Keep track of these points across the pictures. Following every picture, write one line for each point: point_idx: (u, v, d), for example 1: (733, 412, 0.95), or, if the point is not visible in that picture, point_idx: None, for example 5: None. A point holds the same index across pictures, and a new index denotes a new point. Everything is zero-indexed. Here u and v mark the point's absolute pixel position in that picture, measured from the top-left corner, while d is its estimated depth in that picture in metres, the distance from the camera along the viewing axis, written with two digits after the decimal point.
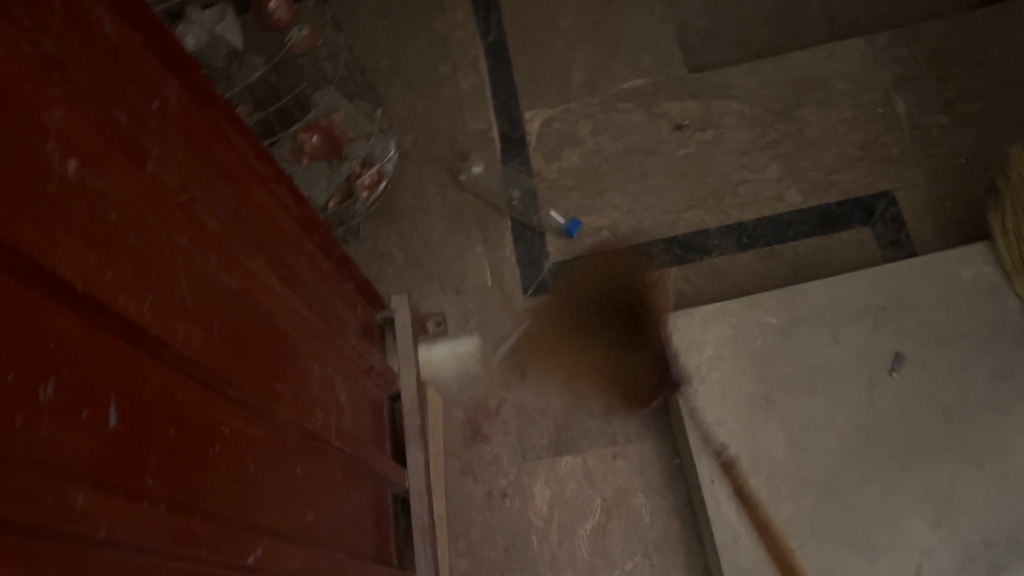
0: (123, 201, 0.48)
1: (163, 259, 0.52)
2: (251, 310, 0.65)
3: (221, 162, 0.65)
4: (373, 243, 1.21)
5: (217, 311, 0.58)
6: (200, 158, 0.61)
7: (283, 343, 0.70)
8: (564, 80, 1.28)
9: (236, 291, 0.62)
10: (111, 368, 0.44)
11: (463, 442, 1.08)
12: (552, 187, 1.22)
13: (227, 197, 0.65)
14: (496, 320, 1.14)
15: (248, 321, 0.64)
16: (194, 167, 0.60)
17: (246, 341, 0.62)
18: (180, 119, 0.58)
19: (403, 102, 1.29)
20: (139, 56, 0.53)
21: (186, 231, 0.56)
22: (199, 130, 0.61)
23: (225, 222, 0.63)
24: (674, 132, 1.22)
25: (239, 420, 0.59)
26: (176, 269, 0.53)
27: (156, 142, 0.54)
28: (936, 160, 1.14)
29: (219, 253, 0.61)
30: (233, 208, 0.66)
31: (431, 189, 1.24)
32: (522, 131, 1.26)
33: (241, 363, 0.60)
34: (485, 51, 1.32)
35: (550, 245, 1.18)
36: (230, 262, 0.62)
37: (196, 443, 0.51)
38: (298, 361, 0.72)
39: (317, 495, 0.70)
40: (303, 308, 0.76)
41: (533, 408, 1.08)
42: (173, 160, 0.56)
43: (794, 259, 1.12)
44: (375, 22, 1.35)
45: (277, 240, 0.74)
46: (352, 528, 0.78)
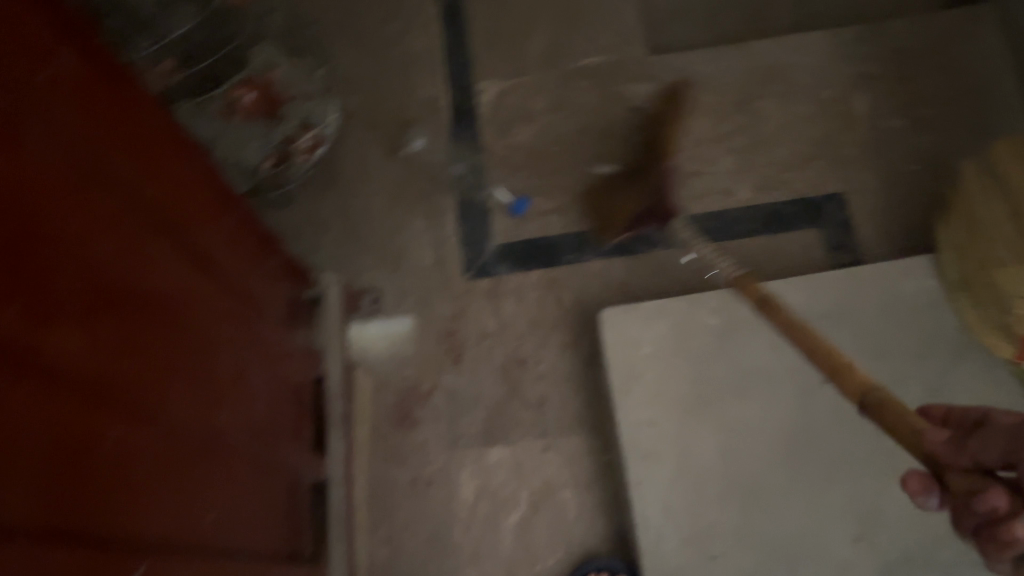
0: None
1: (43, 248, 0.46)
2: (153, 295, 0.59)
3: (130, 135, 0.58)
4: (310, 210, 1.15)
5: (108, 301, 0.53)
6: (102, 126, 0.55)
7: (191, 333, 0.65)
8: (521, 50, 1.23)
9: (135, 276, 0.57)
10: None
11: (391, 426, 1.04)
12: (500, 165, 1.17)
13: (136, 174, 0.59)
14: (433, 300, 1.11)
15: (150, 311, 0.58)
16: (94, 136, 0.54)
17: (142, 330, 0.57)
18: (80, 90, 0.52)
19: (350, 60, 1.22)
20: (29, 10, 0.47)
21: (75, 213, 0.50)
22: (104, 100, 0.55)
23: (126, 199, 0.57)
24: (630, 115, 1.18)
25: (131, 422, 0.54)
26: (59, 257, 0.48)
27: (44, 109, 0.48)
28: (891, 164, 1.12)
29: (116, 234, 0.55)
30: (143, 185, 0.60)
31: (373, 157, 1.18)
32: (472, 102, 1.20)
33: (130, 358, 0.55)
34: (440, 12, 1.25)
35: (495, 225, 1.14)
36: (128, 243, 0.57)
37: (66, 457, 0.46)
38: (207, 350, 0.67)
39: (219, 495, 0.66)
40: (216, 292, 0.71)
41: (465, 394, 1.05)
42: (65, 131, 0.50)
43: (740, 256, 1.09)
44: None
45: (193, 216, 0.68)
46: (258, 525, 0.74)
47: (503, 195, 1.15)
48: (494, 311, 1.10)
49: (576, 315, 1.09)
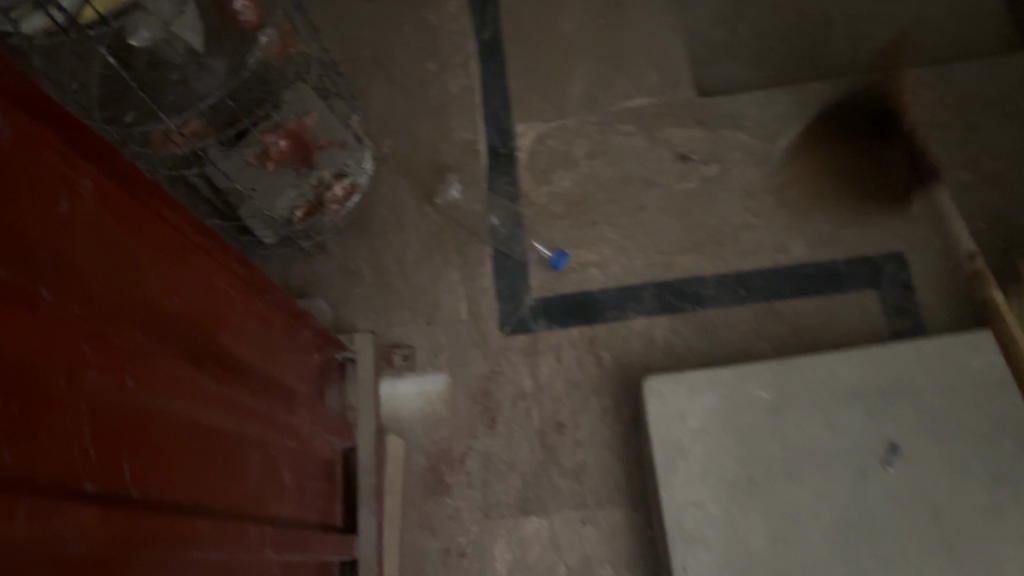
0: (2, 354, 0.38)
1: (55, 410, 0.42)
2: (178, 424, 0.55)
3: (156, 247, 0.55)
4: (341, 259, 1.12)
5: (126, 449, 0.48)
6: (121, 254, 0.50)
7: (221, 444, 0.61)
8: (562, 91, 1.18)
9: (159, 409, 0.52)
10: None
11: (423, 492, 1.01)
12: (540, 214, 1.12)
13: (164, 287, 0.55)
14: (468, 357, 1.06)
15: (179, 435, 0.55)
16: (112, 267, 0.49)
17: (165, 468, 0.52)
18: (100, 214, 0.49)
19: (384, 100, 1.18)
20: (34, 147, 0.43)
21: (96, 359, 0.46)
22: (127, 217, 0.51)
23: (154, 319, 0.53)
24: (677, 162, 1.13)
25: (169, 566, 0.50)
26: (73, 416, 0.43)
27: (57, 252, 0.44)
28: (956, 222, 1.06)
29: (146, 369, 0.51)
30: (171, 296, 0.56)
31: (409, 203, 1.14)
32: (512, 145, 1.16)
33: (159, 504, 0.50)
34: (478, 50, 1.21)
35: (532, 277, 1.09)
36: (158, 373, 0.52)
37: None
38: (237, 457, 0.64)
39: None
40: (254, 389, 0.67)
41: (501, 460, 1.01)
42: (82, 269, 0.46)
43: (792, 319, 1.04)
44: (361, 5, 1.24)
45: (218, 321, 0.64)
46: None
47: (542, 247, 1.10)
48: (531, 371, 1.05)
49: (616, 378, 1.04)
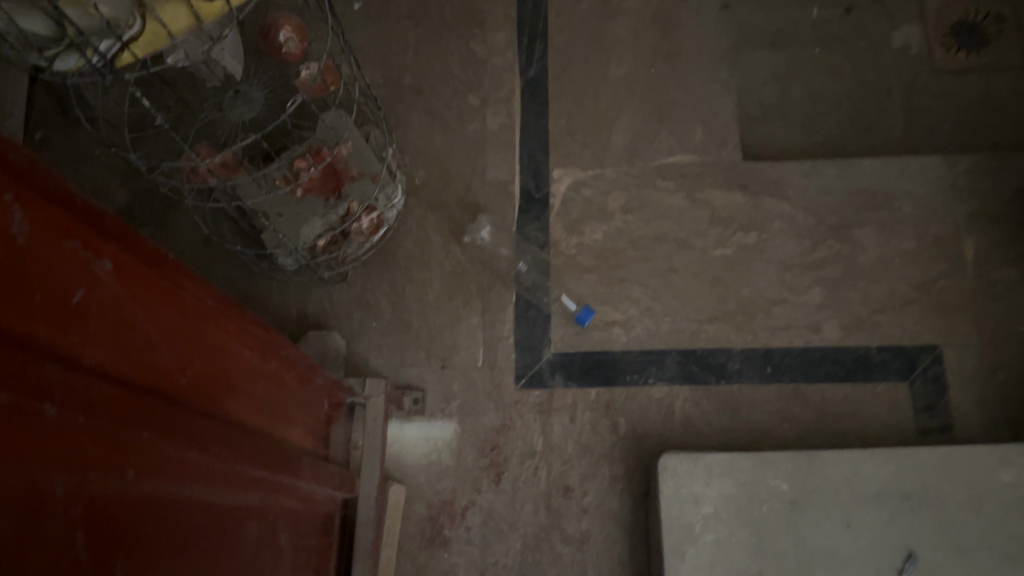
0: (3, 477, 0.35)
1: (56, 523, 0.38)
2: (177, 513, 0.52)
3: (170, 320, 0.52)
4: (360, 290, 1.09)
5: (124, 548, 0.45)
6: (132, 336, 0.48)
7: (219, 517, 0.58)
8: (603, 139, 1.15)
9: (164, 496, 0.50)
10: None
11: (421, 542, 0.99)
12: (568, 265, 1.09)
13: (175, 362, 0.53)
14: (480, 407, 1.04)
15: (178, 517, 0.52)
16: (124, 349, 0.47)
17: (160, 558, 0.49)
18: (116, 296, 0.46)
19: (421, 130, 1.16)
20: (52, 236, 0.40)
21: (103, 454, 0.43)
22: (144, 294, 0.49)
23: (165, 396, 0.51)
24: (714, 226, 1.09)
25: None
26: (74, 525, 0.40)
27: (64, 345, 0.41)
28: (996, 320, 1.02)
29: (150, 459, 0.48)
30: (181, 369, 0.54)
31: (435, 240, 1.11)
32: (546, 190, 1.13)
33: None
34: (521, 87, 1.18)
35: (553, 331, 1.06)
36: (163, 462, 0.49)
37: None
38: (234, 528, 0.61)
39: None
40: (265, 453, 0.65)
41: (502, 518, 0.99)
42: (90, 362, 0.43)
43: (818, 404, 1.01)
44: (407, 29, 1.21)
45: (225, 389, 0.61)
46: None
47: (565, 303, 1.07)
48: (543, 430, 1.02)
49: (630, 446, 1.01)
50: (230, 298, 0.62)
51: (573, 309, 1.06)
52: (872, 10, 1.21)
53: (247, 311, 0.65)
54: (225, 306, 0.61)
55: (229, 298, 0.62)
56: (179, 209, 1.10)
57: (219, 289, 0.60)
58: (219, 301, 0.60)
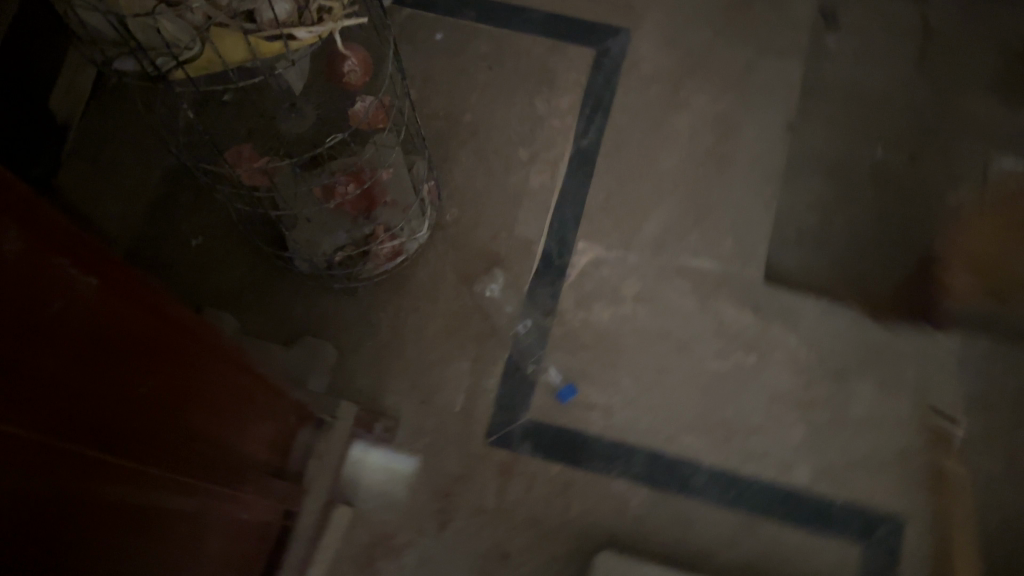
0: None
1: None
2: (109, 516, 0.54)
3: (150, 334, 0.55)
4: (364, 308, 1.11)
5: (51, 538, 0.47)
6: (102, 346, 0.50)
7: (151, 518, 0.60)
8: (635, 224, 1.16)
9: (100, 492, 0.52)
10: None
11: (353, 566, 1.01)
12: (567, 338, 1.10)
13: (143, 371, 0.55)
14: (445, 452, 1.05)
15: (111, 512, 0.54)
16: (94, 359, 0.50)
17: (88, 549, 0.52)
18: (99, 312, 0.49)
19: (465, 169, 1.18)
20: (45, 255, 0.43)
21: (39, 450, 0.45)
22: (127, 309, 0.52)
23: (118, 403, 0.53)
24: (718, 339, 1.10)
25: None
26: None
27: (33, 351, 0.44)
28: (967, 509, 1.02)
29: (85, 461, 0.50)
30: (147, 377, 0.56)
31: (447, 278, 1.12)
32: (567, 258, 1.14)
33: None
34: (572, 153, 1.20)
35: (535, 397, 1.08)
36: (99, 466, 0.52)
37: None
38: (165, 527, 0.63)
39: None
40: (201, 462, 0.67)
41: (437, 565, 1.01)
42: (49, 372, 0.46)
43: (769, 542, 1.01)
44: (480, 69, 1.24)
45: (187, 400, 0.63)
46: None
47: (552, 376, 1.09)
48: (498, 491, 1.04)
49: (577, 530, 1.02)
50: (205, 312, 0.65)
51: (558, 383, 1.08)
52: (936, 165, 1.20)
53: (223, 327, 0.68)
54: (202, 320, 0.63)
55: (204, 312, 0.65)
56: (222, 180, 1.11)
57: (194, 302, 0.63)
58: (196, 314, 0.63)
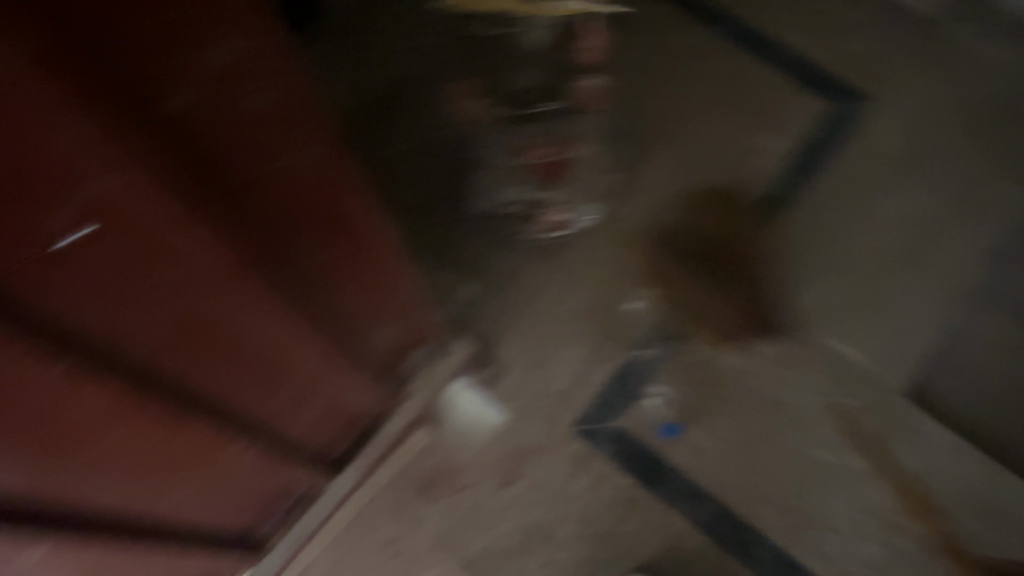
0: (119, 254, 0.46)
1: (191, 273, 0.53)
2: (257, 335, 0.66)
3: (348, 219, 0.67)
4: (511, 264, 1.15)
5: (212, 323, 0.59)
6: (313, 210, 0.62)
7: (285, 356, 0.72)
8: (798, 287, 1.14)
9: (261, 314, 0.64)
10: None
11: (415, 485, 1.08)
12: (686, 368, 1.11)
13: (330, 242, 0.68)
14: (533, 421, 1.10)
15: (259, 332, 0.66)
16: (305, 216, 0.62)
17: (230, 347, 0.64)
18: (326, 186, 0.61)
19: (657, 174, 1.20)
20: (314, 132, 0.55)
21: (243, 261, 0.57)
22: (343, 193, 0.64)
23: (303, 255, 0.66)
24: (833, 430, 1.07)
25: (180, 394, 0.62)
26: (198, 281, 0.54)
27: (273, 188, 0.56)
28: None
29: (265, 286, 0.62)
30: (331, 246, 0.68)
31: (597, 266, 1.15)
32: (717, 295, 1.14)
33: (160, 392, 0.59)
34: (763, 198, 1.19)
35: (633, 409, 1.10)
36: (270, 296, 0.64)
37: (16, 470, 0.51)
38: (291, 370, 0.75)
39: (206, 469, 0.72)
40: (336, 334, 0.78)
41: (485, 517, 1.06)
42: (265, 206, 0.57)
43: None
44: (708, 87, 1.25)
45: (333, 277, 0.72)
46: (199, 521, 0.79)
47: (655, 403, 1.09)
48: (564, 478, 1.07)
49: (620, 545, 1.04)
50: (382, 218, 0.74)
51: (662, 418, 1.09)
52: None
53: (391, 236, 0.77)
54: (375, 222, 0.72)
55: (383, 215, 0.73)
56: (451, 109, 1.21)
57: (378, 207, 0.72)
58: (373, 216, 0.71)
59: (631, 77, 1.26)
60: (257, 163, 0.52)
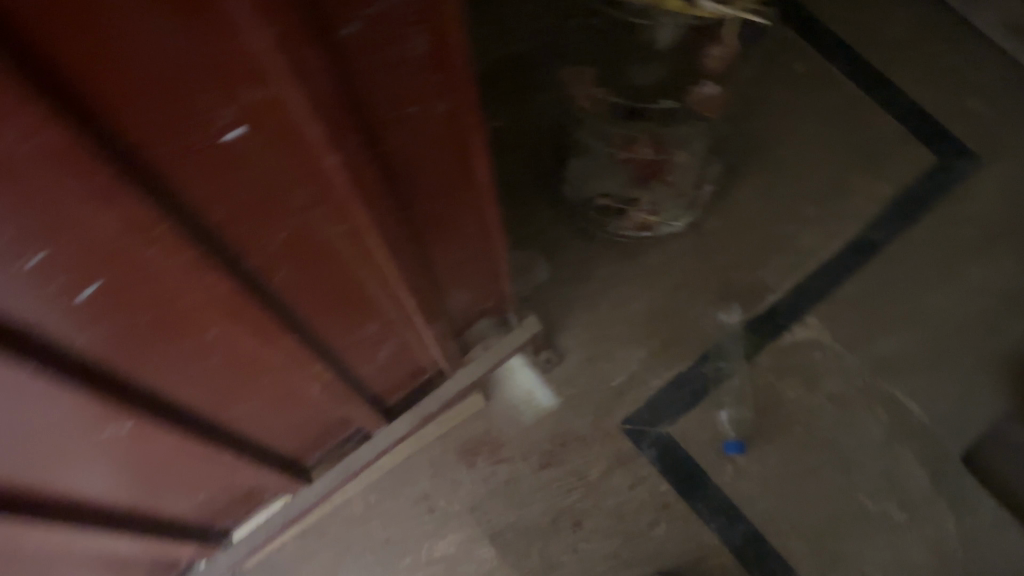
0: (268, 161, 0.50)
1: (322, 197, 0.56)
2: (360, 271, 0.69)
3: (464, 174, 0.70)
4: (591, 255, 1.17)
5: (325, 248, 0.63)
6: (436, 158, 0.65)
7: (377, 296, 0.75)
8: (871, 333, 1.13)
9: (370, 254, 0.67)
10: (83, 257, 0.46)
11: (457, 448, 1.10)
12: (744, 390, 1.11)
13: (442, 192, 0.70)
14: (582, 410, 1.11)
15: (361, 269, 0.69)
16: (427, 163, 0.65)
17: (334, 275, 0.67)
18: (453, 138, 0.64)
19: (751, 193, 1.20)
20: (458, 86, 0.58)
21: (371, 202, 0.60)
22: (466, 149, 0.66)
23: (416, 201, 0.68)
24: (880, 479, 1.06)
25: (281, 309, 0.66)
26: (325, 206, 0.58)
27: (408, 131, 0.59)
28: None
29: (383, 230, 0.65)
30: (442, 197, 0.71)
31: (675, 273, 1.16)
32: (788, 324, 1.13)
33: (264, 302, 0.62)
34: (853, 238, 1.18)
35: (684, 418, 1.10)
36: (385, 241, 0.66)
37: (124, 338, 0.55)
38: (377, 309, 0.77)
39: (284, 386, 0.76)
40: (427, 288, 0.81)
41: (519, 493, 1.08)
42: (398, 146, 0.59)
43: None
44: (818, 117, 1.25)
45: (431, 230, 0.75)
46: (263, 436, 0.83)
47: (724, 419, 1.09)
48: (603, 471, 1.08)
49: (647, 547, 1.05)
50: (492, 187, 0.75)
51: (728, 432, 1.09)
52: None
53: (496, 206, 0.79)
54: (482, 188, 0.74)
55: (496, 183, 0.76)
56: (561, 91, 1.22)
57: (493, 177, 0.73)
58: (482, 182, 0.73)
59: (744, 93, 1.26)
60: (401, 105, 0.55)
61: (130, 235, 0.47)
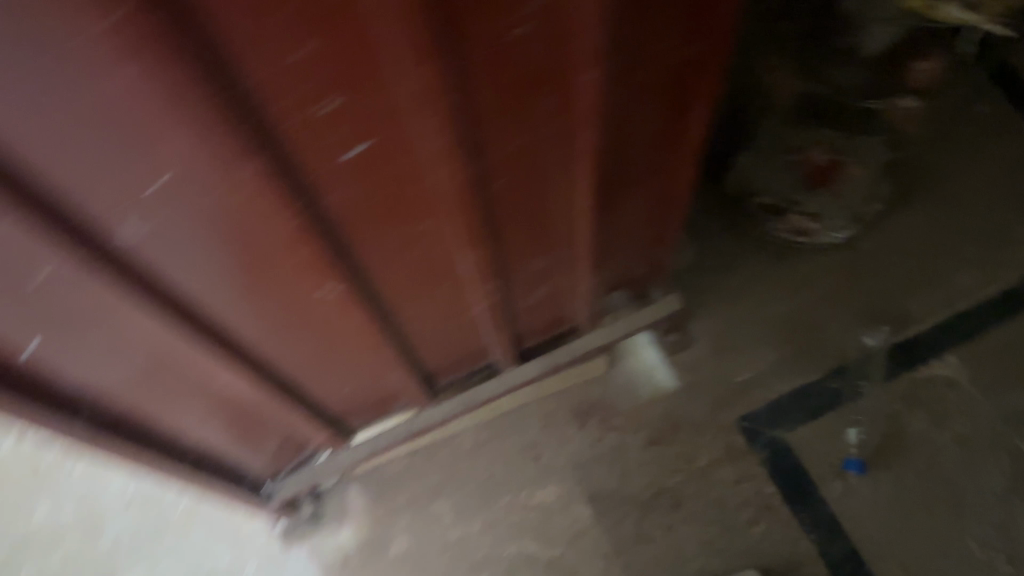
0: (543, 76, 0.53)
1: (569, 123, 0.59)
2: (564, 202, 0.73)
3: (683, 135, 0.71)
4: (738, 252, 1.20)
5: (547, 172, 0.66)
6: (667, 114, 0.67)
7: (566, 231, 0.78)
8: (1013, 384, 1.09)
9: (579, 187, 0.70)
10: (379, 131, 0.50)
11: (573, 407, 1.13)
12: (868, 413, 1.09)
13: (657, 150, 0.72)
14: (701, 397, 1.12)
15: (566, 201, 0.72)
16: (659, 118, 0.66)
17: (542, 201, 0.71)
18: (690, 98, 0.65)
19: (912, 225, 1.19)
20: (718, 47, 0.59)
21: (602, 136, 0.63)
22: (696, 112, 0.68)
23: (634, 154, 0.71)
24: (995, 530, 1.02)
25: (489, 224, 0.69)
26: (566, 133, 0.61)
27: (658, 82, 0.61)
28: None
29: (598, 163, 0.68)
30: (656, 154, 0.73)
31: (818, 286, 1.17)
32: (926, 359, 1.12)
33: (482, 213, 0.66)
34: (1010, 286, 1.14)
35: (803, 427, 1.10)
36: (596, 174, 0.70)
37: (367, 217, 0.59)
38: (558, 245, 0.81)
39: (457, 296, 0.80)
40: (606, 235, 0.84)
41: (625, 463, 1.10)
42: (644, 96, 0.62)
43: None
44: (996, 163, 1.22)
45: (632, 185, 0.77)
46: (421, 343, 0.88)
47: (854, 437, 1.08)
48: (712, 460, 1.09)
49: (741, 542, 1.05)
50: (699, 156, 0.77)
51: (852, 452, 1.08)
52: None
53: (693, 175, 0.81)
54: (690, 155, 0.76)
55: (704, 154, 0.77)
56: None
57: (703, 145, 0.75)
58: (693, 150, 0.75)
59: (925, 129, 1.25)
60: (664, 54, 0.57)
61: (417, 124, 0.50)
